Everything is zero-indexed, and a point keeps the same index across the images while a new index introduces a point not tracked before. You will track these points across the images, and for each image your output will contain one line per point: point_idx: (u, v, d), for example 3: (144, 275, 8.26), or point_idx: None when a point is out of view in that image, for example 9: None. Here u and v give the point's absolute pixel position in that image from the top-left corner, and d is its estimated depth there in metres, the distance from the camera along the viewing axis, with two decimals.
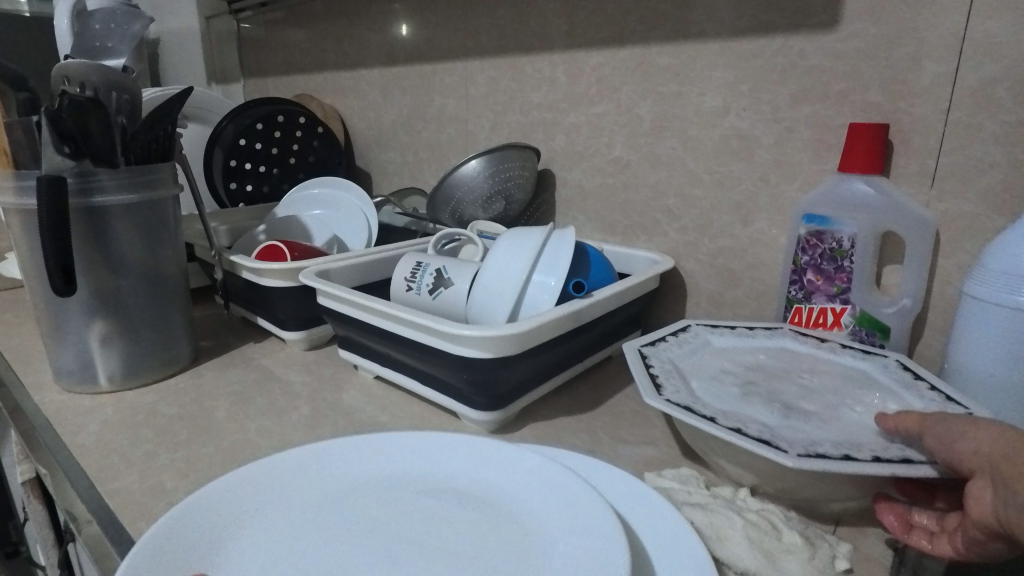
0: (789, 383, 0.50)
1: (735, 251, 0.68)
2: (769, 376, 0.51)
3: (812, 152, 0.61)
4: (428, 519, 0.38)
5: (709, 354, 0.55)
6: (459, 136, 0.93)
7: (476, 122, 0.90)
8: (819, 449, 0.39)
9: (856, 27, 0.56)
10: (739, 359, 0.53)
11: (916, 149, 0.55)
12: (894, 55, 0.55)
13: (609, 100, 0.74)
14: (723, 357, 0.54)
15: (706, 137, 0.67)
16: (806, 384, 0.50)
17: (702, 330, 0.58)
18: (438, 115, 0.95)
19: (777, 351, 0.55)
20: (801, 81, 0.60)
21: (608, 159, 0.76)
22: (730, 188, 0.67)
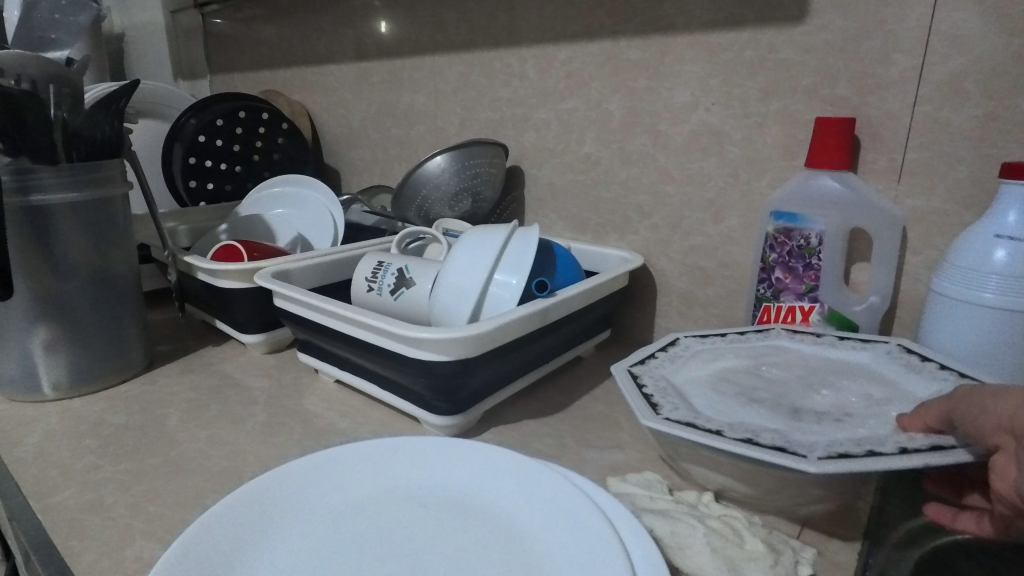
0: (792, 386, 0.47)
1: (706, 249, 0.67)
2: (768, 380, 0.48)
3: (783, 147, 0.60)
4: (432, 523, 0.37)
5: (699, 361, 0.52)
6: (429, 133, 0.91)
7: (445, 118, 0.88)
8: (842, 450, 0.37)
9: (825, 21, 0.55)
10: (733, 364, 0.51)
11: (888, 144, 0.54)
12: (864, 49, 0.54)
13: (578, 96, 0.73)
14: (716, 363, 0.51)
15: (677, 133, 0.66)
16: (807, 384, 0.48)
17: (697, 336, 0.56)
18: (409, 112, 0.93)
19: (773, 352, 0.53)
20: (772, 76, 0.59)
21: (579, 156, 0.74)
22: (701, 184, 0.66)
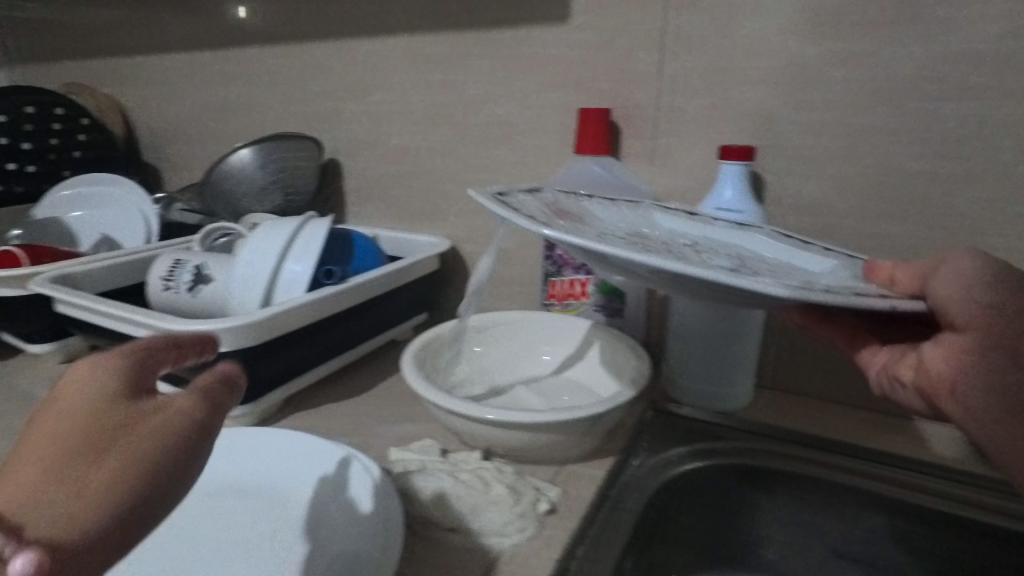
0: (692, 242, 0.47)
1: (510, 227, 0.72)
2: (633, 225, 0.49)
3: (561, 134, 0.66)
4: (238, 514, 0.43)
5: (683, 221, 0.52)
6: (251, 123, 0.89)
7: (265, 107, 0.86)
8: (671, 271, 0.34)
9: (582, 20, 0.61)
10: (661, 220, 0.52)
11: (645, 128, 0.61)
12: (623, 44, 0.60)
13: (382, 88, 0.75)
14: (607, 212, 0.52)
15: (478, 121, 0.70)
16: (686, 239, 0.48)
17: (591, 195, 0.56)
18: (230, 102, 0.90)
19: (660, 212, 0.54)
20: (551, 67, 0.64)
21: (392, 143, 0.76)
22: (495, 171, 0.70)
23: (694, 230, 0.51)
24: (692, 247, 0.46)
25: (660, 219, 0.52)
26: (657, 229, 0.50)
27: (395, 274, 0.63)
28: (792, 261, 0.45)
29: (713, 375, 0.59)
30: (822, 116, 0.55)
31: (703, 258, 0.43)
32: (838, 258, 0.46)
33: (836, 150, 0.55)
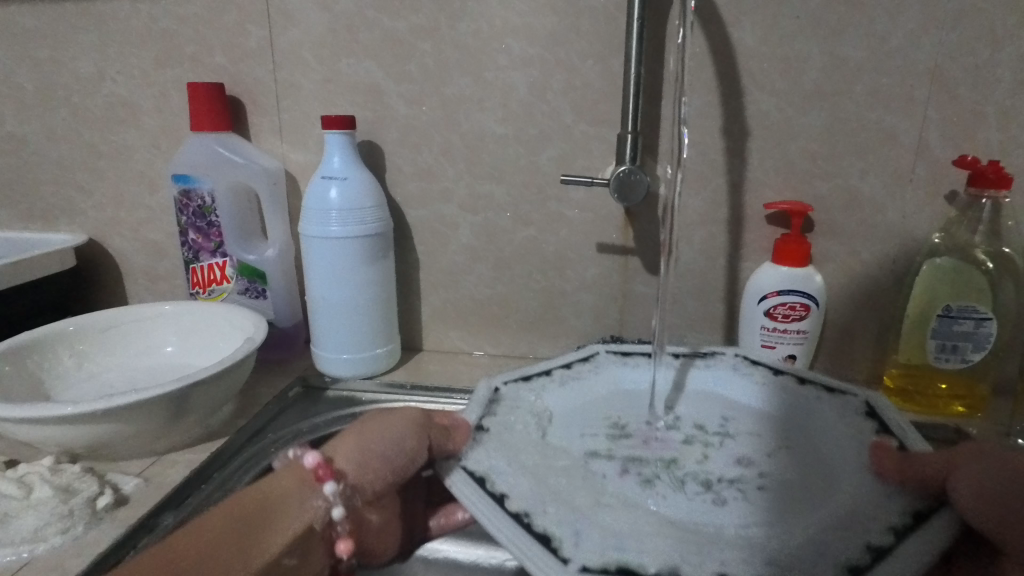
0: (653, 417, 0.49)
1: (440, 246, 0.70)
2: (645, 409, 0.51)
3: (488, 178, 0.66)
4: None
5: (625, 405, 0.51)
6: (101, 101, 0.71)
7: (121, 81, 0.70)
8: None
9: (514, 68, 0.62)
10: (586, 418, 0.49)
11: (590, 164, 0.63)
12: (577, 80, 0.61)
13: (281, 102, 0.67)
14: (566, 390, 0.52)
15: (412, 136, 0.66)
16: (663, 407, 0.51)
17: (736, 354, 0.57)
18: (58, 68, 0.71)
19: (630, 394, 0.53)
20: (498, 94, 0.63)
21: (301, 143, 0.68)
22: (413, 208, 0.68)
23: (630, 395, 0.53)
24: (664, 422, 0.49)
25: (630, 388, 0.54)
26: (653, 402, 0.51)
27: (556, 373, 0.53)
28: (757, 422, 0.48)
29: None
30: (746, 168, 0.62)
31: (753, 436, 0.47)
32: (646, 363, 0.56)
33: (755, 199, 0.63)
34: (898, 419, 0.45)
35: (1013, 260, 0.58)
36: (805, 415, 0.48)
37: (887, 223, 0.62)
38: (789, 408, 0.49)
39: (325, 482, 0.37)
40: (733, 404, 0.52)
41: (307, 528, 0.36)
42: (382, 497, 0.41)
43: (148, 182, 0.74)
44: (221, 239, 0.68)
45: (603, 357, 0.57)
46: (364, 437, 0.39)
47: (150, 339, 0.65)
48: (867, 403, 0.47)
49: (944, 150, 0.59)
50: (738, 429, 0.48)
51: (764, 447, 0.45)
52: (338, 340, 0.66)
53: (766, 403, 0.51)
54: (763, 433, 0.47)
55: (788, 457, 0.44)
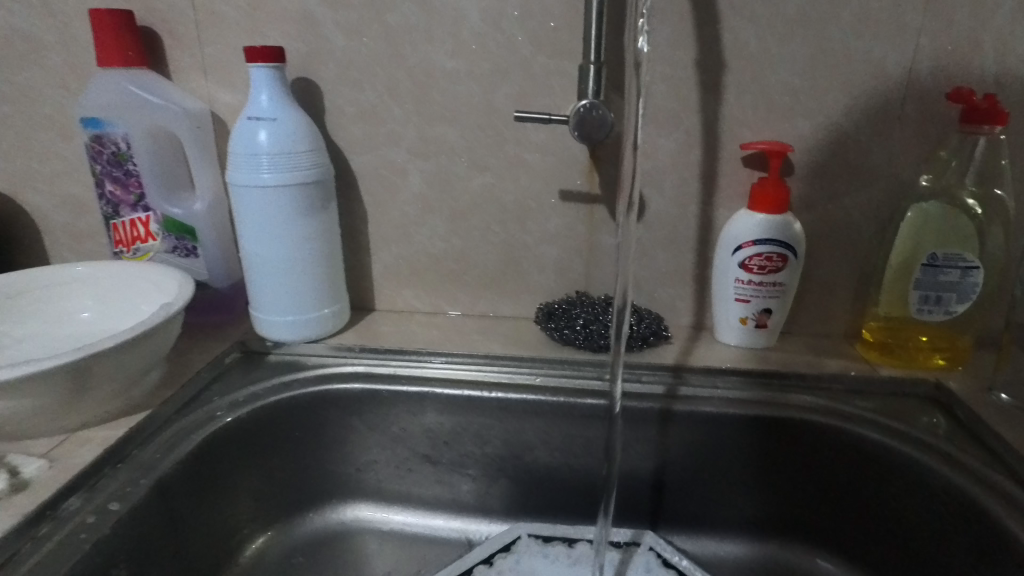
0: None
1: (389, 196, 0.64)
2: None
3: (440, 119, 0.60)
4: None
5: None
6: None
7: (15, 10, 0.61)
8: None
9: None
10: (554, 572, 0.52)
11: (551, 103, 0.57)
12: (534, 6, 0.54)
13: (202, 33, 0.59)
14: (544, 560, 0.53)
15: (352, 71, 0.59)
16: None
17: (651, 544, 0.54)
18: None
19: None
20: (447, 23, 0.56)
21: (227, 81, 0.61)
22: (357, 153, 0.62)
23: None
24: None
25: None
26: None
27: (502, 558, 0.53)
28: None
29: (587, 374, 0.58)
30: (722, 106, 0.57)
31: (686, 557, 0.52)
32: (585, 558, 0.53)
33: (731, 141, 0.58)
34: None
35: (1004, 203, 0.54)
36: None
37: (872, 165, 0.57)
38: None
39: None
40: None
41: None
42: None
43: (58, 127, 0.65)
44: (142, 190, 0.61)
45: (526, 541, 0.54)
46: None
47: (61, 305, 0.58)
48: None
49: (935, 83, 0.54)
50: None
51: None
52: (278, 299, 0.60)
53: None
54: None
55: None
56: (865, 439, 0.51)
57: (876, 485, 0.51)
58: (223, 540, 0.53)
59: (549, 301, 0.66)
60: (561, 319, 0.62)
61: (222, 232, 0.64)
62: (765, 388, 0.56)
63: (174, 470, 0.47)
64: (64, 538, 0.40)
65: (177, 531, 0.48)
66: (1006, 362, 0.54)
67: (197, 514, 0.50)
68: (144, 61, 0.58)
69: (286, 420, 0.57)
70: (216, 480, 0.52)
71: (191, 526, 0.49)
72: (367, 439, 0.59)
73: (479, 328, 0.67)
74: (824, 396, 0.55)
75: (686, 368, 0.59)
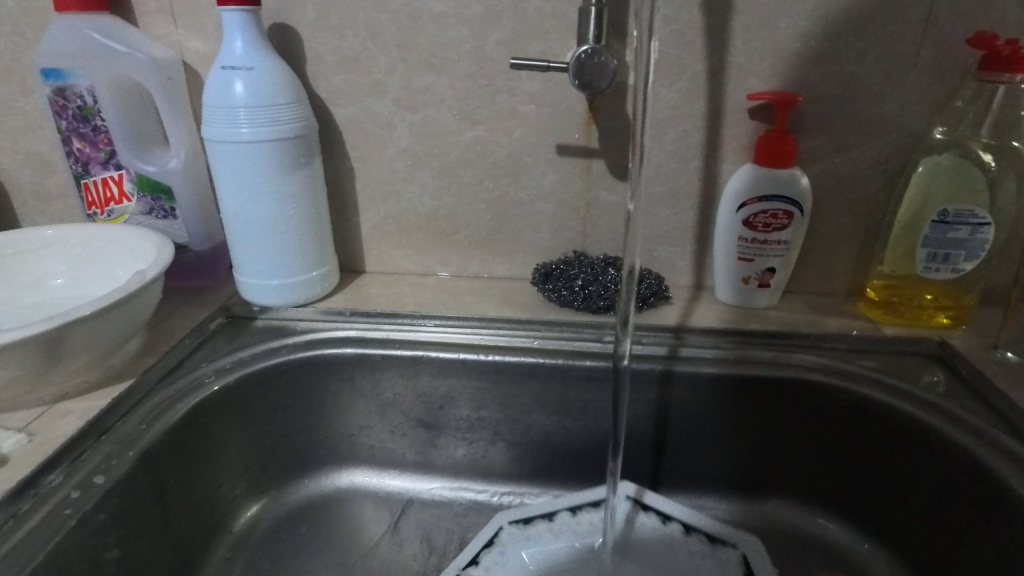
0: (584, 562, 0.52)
1: (375, 150, 0.60)
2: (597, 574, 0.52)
3: (427, 68, 0.56)
4: None
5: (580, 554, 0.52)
6: None
7: None
8: None
9: None
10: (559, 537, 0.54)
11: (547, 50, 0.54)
12: None
13: None
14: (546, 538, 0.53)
15: (332, 15, 0.55)
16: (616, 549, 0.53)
17: (628, 493, 0.56)
18: None
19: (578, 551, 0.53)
20: None
21: (198, 27, 0.56)
22: (340, 105, 0.58)
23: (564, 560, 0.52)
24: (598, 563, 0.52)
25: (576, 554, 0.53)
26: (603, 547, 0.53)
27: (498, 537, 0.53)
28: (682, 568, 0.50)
29: (585, 336, 0.57)
30: (727, 52, 0.53)
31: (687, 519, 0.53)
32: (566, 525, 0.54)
33: (737, 91, 0.55)
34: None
35: (1020, 155, 0.52)
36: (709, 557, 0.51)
37: (882, 116, 0.55)
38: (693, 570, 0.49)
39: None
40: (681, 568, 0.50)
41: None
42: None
43: (16, 79, 0.61)
44: (111, 147, 0.57)
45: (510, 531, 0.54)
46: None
47: (33, 270, 0.55)
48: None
49: (954, 27, 0.51)
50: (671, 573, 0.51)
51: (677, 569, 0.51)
52: (262, 262, 0.57)
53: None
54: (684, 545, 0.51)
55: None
56: (865, 398, 0.51)
57: (875, 443, 0.51)
58: (213, 507, 0.52)
59: (544, 261, 0.64)
60: (558, 280, 0.60)
61: (200, 192, 0.61)
62: (767, 348, 0.55)
63: (159, 442, 0.46)
64: (49, 513, 0.38)
65: (165, 504, 0.46)
66: (1012, 321, 0.53)
67: (185, 486, 0.48)
68: (104, 4, 0.54)
69: (276, 385, 0.55)
70: (205, 449, 0.50)
71: (181, 497, 0.48)
72: (359, 403, 0.58)
73: (472, 290, 0.65)
74: (825, 354, 0.54)
75: (686, 328, 0.57)
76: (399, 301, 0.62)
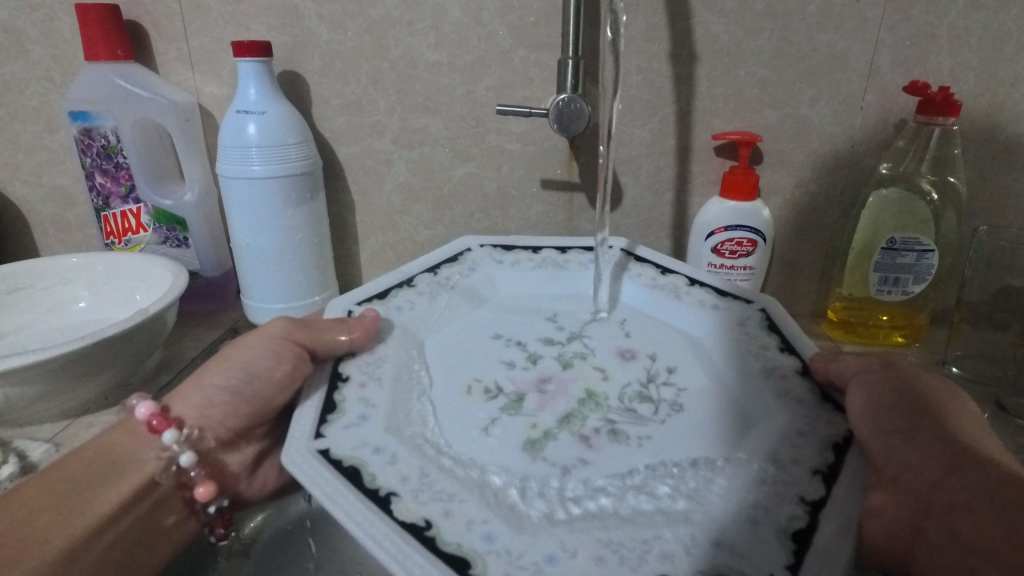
0: (563, 325, 0.50)
1: (374, 185, 0.66)
2: (516, 383, 0.43)
3: (424, 111, 0.62)
4: (463, 437, 0.38)
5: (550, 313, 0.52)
6: None
7: None
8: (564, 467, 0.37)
9: None
10: (449, 392, 0.42)
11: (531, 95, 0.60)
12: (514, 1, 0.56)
13: (187, 27, 0.60)
14: (440, 423, 0.39)
15: (336, 65, 0.60)
16: (646, 380, 0.44)
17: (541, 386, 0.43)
18: None
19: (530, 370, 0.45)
20: (425, 16, 0.58)
21: (216, 75, 0.62)
22: (343, 144, 0.64)
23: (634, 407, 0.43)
24: (535, 421, 0.40)
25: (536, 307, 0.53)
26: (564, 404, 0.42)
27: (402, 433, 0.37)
28: (660, 310, 0.52)
29: None
30: (694, 97, 0.59)
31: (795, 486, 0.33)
32: (536, 382, 0.44)
33: (703, 131, 0.61)
34: (795, 331, 0.46)
35: (957, 189, 0.57)
36: (782, 481, 0.34)
37: (835, 153, 0.60)
38: (671, 296, 0.52)
39: (161, 431, 0.42)
40: (653, 299, 0.53)
41: (149, 481, 0.42)
42: (243, 442, 0.49)
43: (45, 120, 0.66)
44: (131, 182, 0.62)
45: (476, 253, 0.58)
46: (227, 365, 0.45)
47: (58, 296, 0.60)
48: (765, 314, 0.49)
49: (893, 76, 0.57)
50: (701, 549, 0.30)
51: (725, 533, 0.31)
52: (268, 287, 0.62)
53: (717, 325, 0.49)
54: (793, 479, 0.34)
55: (699, 406, 0.42)
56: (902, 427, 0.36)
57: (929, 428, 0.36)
58: None
59: None
60: None
61: (212, 222, 0.66)
62: None
63: None
64: None
65: None
66: (958, 337, 0.59)
67: None
68: (131, 55, 0.59)
69: None
70: None
71: None
72: None
73: None
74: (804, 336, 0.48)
75: None
76: None
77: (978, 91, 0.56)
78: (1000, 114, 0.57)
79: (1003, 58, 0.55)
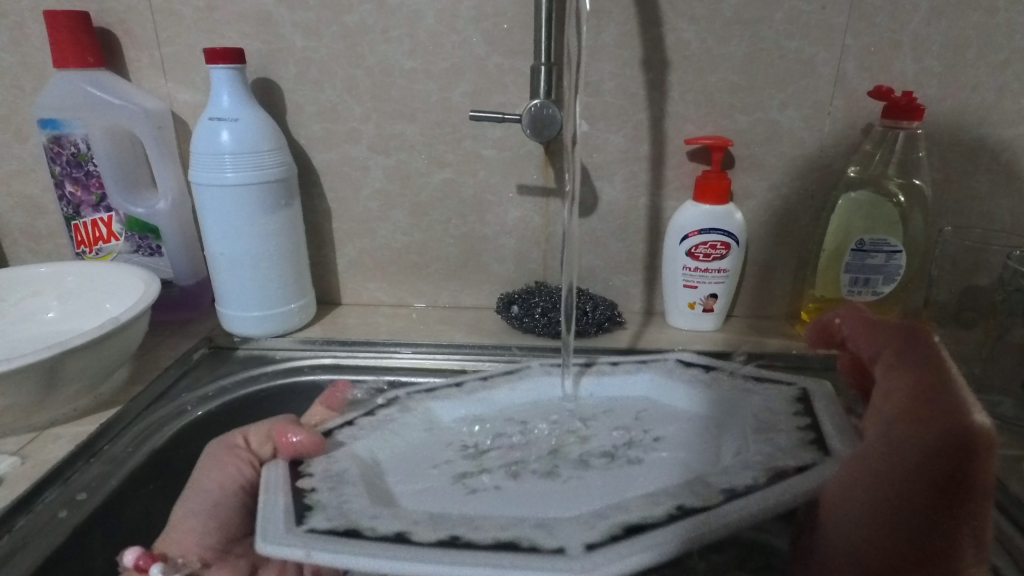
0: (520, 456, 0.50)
1: (352, 191, 0.65)
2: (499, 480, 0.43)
3: (400, 117, 0.62)
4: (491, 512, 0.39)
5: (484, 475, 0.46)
6: None
7: None
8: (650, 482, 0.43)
9: None
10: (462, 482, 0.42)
11: (506, 100, 0.60)
12: (487, 8, 0.57)
13: (160, 34, 0.60)
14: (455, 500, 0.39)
15: (311, 72, 0.60)
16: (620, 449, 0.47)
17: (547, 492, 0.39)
18: None
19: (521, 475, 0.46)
20: (398, 25, 0.58)
21: (191, 81, 0.62)
22: (319, 150, 0.64)
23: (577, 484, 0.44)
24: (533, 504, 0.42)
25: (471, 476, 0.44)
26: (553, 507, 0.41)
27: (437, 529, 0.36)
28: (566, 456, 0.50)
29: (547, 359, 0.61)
30: (667, 104, 0.60)
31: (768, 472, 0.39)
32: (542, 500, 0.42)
33: (677, 137, 0.61)
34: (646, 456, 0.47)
35: (923, 191, 0.58)
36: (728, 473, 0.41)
37: (806, 157, 0.61)
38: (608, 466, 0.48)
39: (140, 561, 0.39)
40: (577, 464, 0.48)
41: None
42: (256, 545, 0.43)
43: (13, 127, 0.65)
44: (103, 190, 0.61)
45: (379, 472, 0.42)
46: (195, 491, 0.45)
47: (27, 306, 0.58)
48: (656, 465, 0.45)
49: (859, 82, 0.58)
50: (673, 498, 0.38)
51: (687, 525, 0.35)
52: (243, 296, 0.62)
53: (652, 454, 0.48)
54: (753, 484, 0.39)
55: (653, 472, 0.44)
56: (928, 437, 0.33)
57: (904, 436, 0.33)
58: None
59: (509, 290, 0.69)
60: (521, 307, 0.65)
61: (186, 229, 0.65)
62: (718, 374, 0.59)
63: (145, 463, 0.49)
64: (37, 527, 0.41)
65: None
66: None
67: None
68: (101, 62, 0.59)
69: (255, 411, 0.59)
70: None
71: None
72: None
73: (443, 319, 0.69)
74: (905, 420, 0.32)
75: (639, 346, 0.63)
76: (378, 330, 0.66)
77: (940, 96, 0.58)
78: (963, 118, 0.58)
79: (965, 63, 0.56)
